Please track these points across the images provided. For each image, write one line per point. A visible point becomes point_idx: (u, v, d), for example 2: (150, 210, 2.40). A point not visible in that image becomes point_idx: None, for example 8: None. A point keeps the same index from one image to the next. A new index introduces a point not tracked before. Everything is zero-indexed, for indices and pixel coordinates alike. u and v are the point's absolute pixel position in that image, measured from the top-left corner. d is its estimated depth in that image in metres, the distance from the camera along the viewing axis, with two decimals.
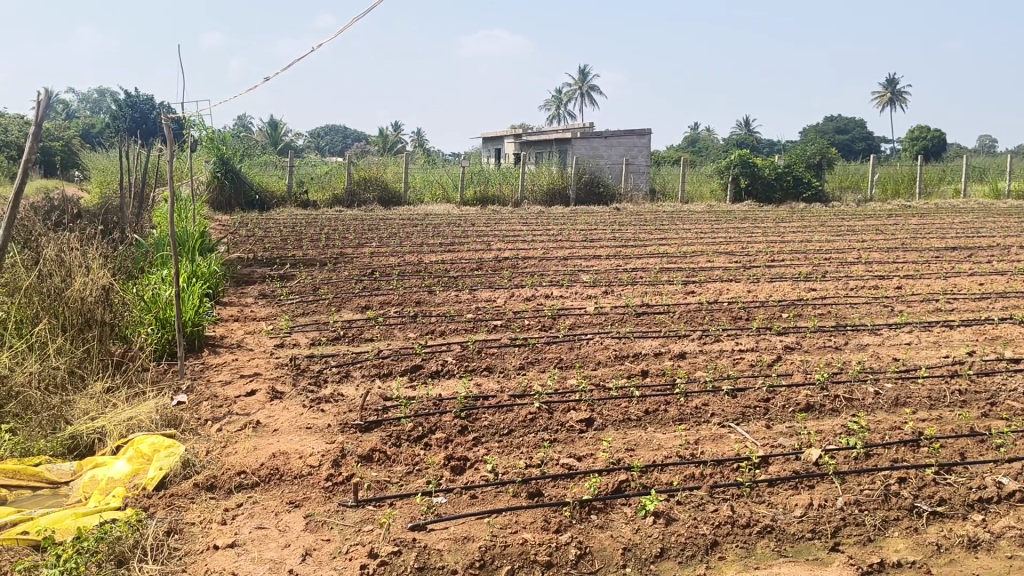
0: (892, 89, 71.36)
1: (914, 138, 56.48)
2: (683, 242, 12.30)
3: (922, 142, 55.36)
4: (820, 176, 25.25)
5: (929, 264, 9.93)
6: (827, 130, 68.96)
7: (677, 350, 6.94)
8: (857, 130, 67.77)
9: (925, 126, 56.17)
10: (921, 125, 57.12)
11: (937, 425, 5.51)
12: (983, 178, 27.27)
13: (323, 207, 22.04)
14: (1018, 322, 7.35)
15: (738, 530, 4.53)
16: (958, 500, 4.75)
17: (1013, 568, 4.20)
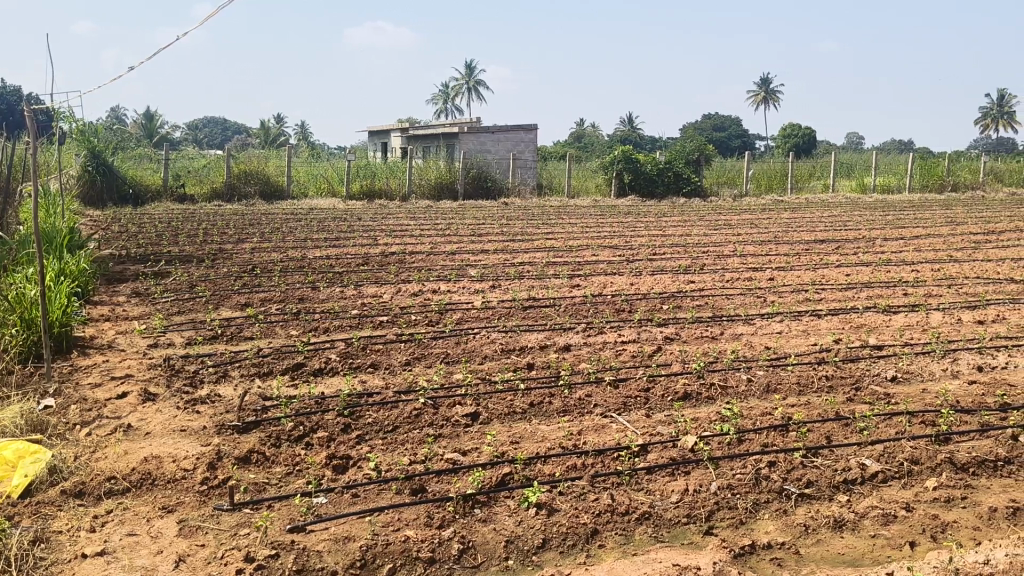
0: (769, 88, 73.99)
1: (787, 135, 58.63)
2: (568, 236, 12.47)
3: (794, 139, 57.58)
4: (699, 172, 26.03)
5: (799, 256, 10.35)
6: (707, 128, 70.99)
7: (562, 342, 7.03)
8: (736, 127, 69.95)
9: (797, 125, 58.39)
10: (794, 124, 59.43)
11: (806, 410, 5.76)
12: (850, 175, 28.57)
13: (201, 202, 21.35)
14: (882, 311, 7.72)
15: (618, 518, 4.66)
16: (824, 482, 4.99)
17: (876, 546, 4.45)
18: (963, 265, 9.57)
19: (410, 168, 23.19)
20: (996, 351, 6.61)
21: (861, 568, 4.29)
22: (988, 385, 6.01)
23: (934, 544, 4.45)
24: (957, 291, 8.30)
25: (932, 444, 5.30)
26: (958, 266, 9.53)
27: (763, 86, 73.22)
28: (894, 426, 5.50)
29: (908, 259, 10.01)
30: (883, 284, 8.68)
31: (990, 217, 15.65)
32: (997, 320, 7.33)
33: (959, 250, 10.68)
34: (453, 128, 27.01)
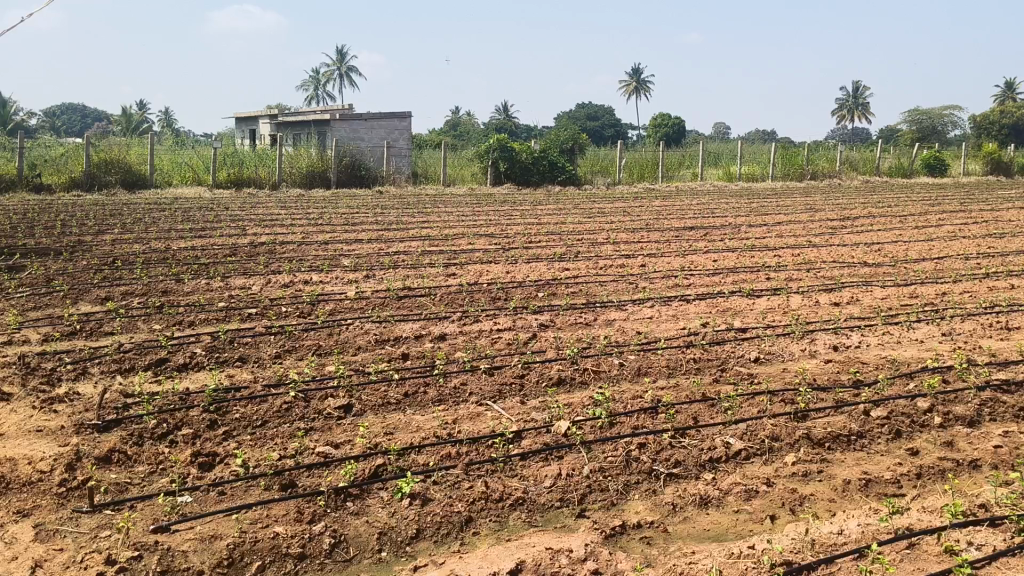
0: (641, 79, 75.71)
1: (657, 125, 60.10)
2: (444, 224, 12.43)
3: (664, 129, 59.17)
4: (573, 160, 26.30)
5: (669, 243, 10.64)
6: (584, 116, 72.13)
7: (437, 332, 7.01)
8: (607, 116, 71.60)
9: (666, 114, 59.87)
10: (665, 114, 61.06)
11: (674, 392, 5.93)
12: (717, 162, 29.48)
13: (58, 191, 20.26)
14: (746, 295, 8.02)
15: (492, 505, 4.69)
16: (691, 461, 5.16)
17: (739, 521, 4.63)
18: (820, 250, 10.03)
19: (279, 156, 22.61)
20: (850, 331, 6.96)
21: (724, 542, 4.45)
22: (842, 363, 6.32)
23: (793, 517, 4.66)
24: (815, 275, 8.70)
25: (791, 421, 5.55)
26: (816, 251, 9.98)
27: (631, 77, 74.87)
28: (757, 405, 5.72)
29: (771, 244, 10.43)
30: (748, 269, 9.01)
31: (845, 204, 16.45)
32: (851, 302, 7.72)
33: (817, 235, 11.19)
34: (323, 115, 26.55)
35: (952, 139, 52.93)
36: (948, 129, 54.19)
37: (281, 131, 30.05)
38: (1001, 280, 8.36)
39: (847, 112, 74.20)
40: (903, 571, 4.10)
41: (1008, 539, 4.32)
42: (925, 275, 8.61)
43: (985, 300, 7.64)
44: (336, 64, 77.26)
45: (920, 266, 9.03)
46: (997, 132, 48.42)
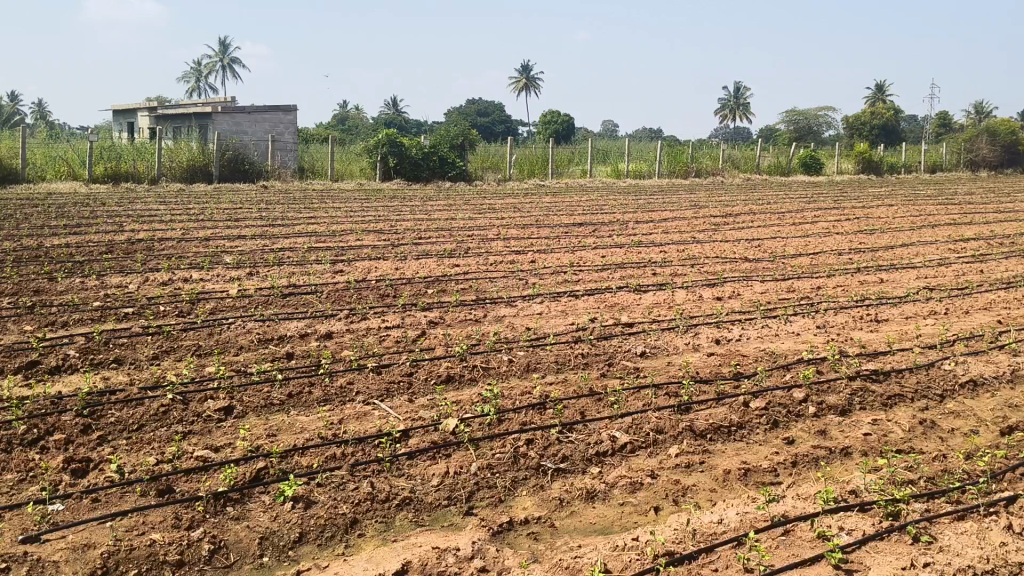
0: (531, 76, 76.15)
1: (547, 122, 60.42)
2: (332, 220, 12.23)
3: (554, 125, 59.75)
4: (463, 156, 26.19)
5: (559, 239, 10.73)
6: (477, 112, 72.16)
7: (323, 330, 6.88)
8: (498, 112, 71.78)
9: (555, 112, 60.23)
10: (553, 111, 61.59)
11: (562, 387, 5.98)
12: (606, 159, 29.92)
13: None
14: (633, 290, 8.16)
15: (378, 505, 4.63)
16: (578, 456, 5.21)
17: (624, 513, 4.70)
18: (704, 246, 10.30)
19: (158, 149, 21.78)
20: (731, 324, 7.17)
21: (609, 535, 4.51)
22: (724, 356, 6.50)
23: (676, 508, 4.76)
24: (698, 270, 8.92)
25: (675, 413, 5.67)
26: (700, 247, 10.24)
27: (522, 73, 75.19)
28: (642, 399, 5.83)
29: (657, 240, 10.65)
30: (635, 265, 9.17)
31: (727, 200, 16.94)
32: (733, 296, 7.95)
33: (700, 231, 11.48)
34: (206, 107, 25.81)
35: (830, 140, 55.23)
36: (825, 129, 56.60)
37: (161, 124, 29.00)
38: (871, 275, 8.76)
39: (730, 112, 76.42)
40: (778, 558, 4.24)
41: (875, 524, 4.53)
42: (801, 270, 8.94)
43: (856, 294, 7.98)
44: (222, 54, 74.86)
45: (796, 261, 9.37)
46: (869, 132, 50.74)
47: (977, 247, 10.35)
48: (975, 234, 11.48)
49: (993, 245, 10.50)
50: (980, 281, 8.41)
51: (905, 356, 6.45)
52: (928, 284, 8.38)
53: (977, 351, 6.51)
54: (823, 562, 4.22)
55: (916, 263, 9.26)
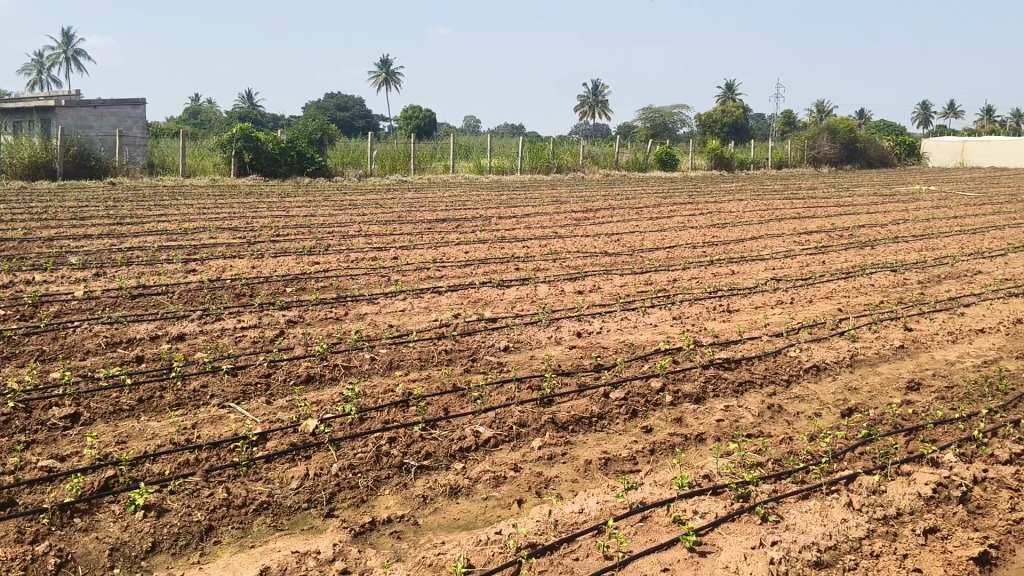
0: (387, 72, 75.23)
1: (407, 118, 59.88)
2: (185, 218, 11.75)
3: (413, 121, 59.24)
4: (323, 152, 25.63)
5: (421, 235, 10.68)
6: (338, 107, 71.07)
7: (175, 332, 6.61)
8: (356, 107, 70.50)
9: (416, 107, 59.89)
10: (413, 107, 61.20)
11: (424, 384, 5.95)
12: (468, 156, 29.92)
13: None
14: (496, 285, 8.20)
15: (235, 511, 4.48)
16: (442, 452, 5.19)
17: (488, 508, 4.71)
18: (566, 241, 10.46)
19: None
20: (592, 318, 7.31)
21: (473, 530, 4.51)
22: (585, 348, 6.62)
23: (539, 500, 4.81)
24: (560, 265, 9.05)
25: (537, 406, 5.73)
26: (561, 242, 10.39)
27: (381, 67, 74.13)
28: (504, 393, 5.87)
29: (519, 236, 10.75)
30: (498, 260, 9.23)
31: (587, 197, 17.26)
32: (594, 290, 8.11)
33: (562, 226, 11.66)
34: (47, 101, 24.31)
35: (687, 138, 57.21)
36: (679, 126, 58.60)
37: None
38: (723, 267, 9.11)
39: (588, 108, 77.83)
40: (636, 544, 4.35)
41: (727, 506, 4.71)
42: (658, 263, 9.21)
43: (709, 286, 8.29)
44: (67, 45, 70.65)
45: (653, 255, 9.64)
46: (719, 131, 52.80)
47: (819, 239, 10.92)
48: (817, 227, 12.12)
49: (834, 238, 11.11)
50: (822, 272, 8.88)
51: (755, 344, 6.74)
52: (776, 275, 8.79)
53: (819, 338, 6.87)
54: (678, 545, 4.35)
55: (764, 256, 9.70)
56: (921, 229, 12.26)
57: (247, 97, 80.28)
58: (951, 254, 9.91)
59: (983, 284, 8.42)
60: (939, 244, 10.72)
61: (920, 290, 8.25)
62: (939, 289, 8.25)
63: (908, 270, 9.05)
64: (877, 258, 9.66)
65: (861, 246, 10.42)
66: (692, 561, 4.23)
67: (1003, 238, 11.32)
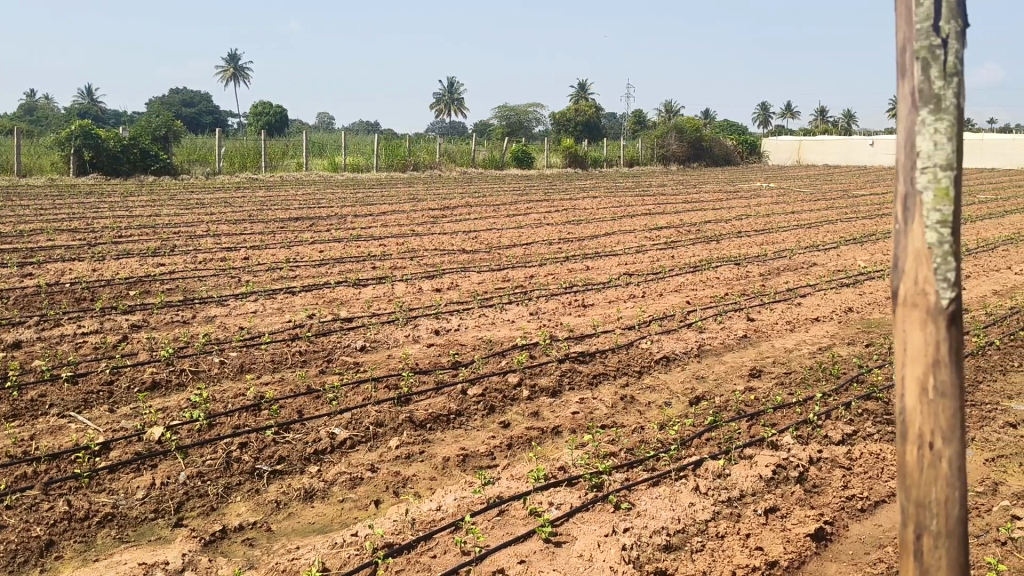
0: (236, 68, 72.87)
1: (258, 113, 58.33)
2: (17, 220, 11.05)
3: (265, 117, 57.61)
4: (167, 149, 24.64)
5: (274, 234, 10.43)
6: (192, 103, 68.37)
7: (9, 339, 6.22)
8: (205, 103, 68.06)
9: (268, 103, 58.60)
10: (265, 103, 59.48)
11: (278, 387, 5.82)
12: (321, 154, 29.39)
13: None
14: (352, 284, 8.10)
15: (77, 524, 4.26)
16: (295, 456, 5.08)
17: (344, 510, 4.64)
18: (423, 239, 10.44)
19: None
20: (449, 315, 7.33)
21: (328, 533, 4.43)
22: (442, 346, 6.63)
23: (396, 499, 4.78)
24: (417, 263, 9.03)
25: (394, 406, 5.69)
26: (419, 240, 10.37)
27: (227, 62, 71.66)
28: (361, 394, 5.80)
29: (375, 234, 10.65)
30: (353, 259, 9.11)
31: (444, 194, 17.28)
32: (451, 287, 8.14)
33: (419, 225, 11.62)
34: None
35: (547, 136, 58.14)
36: (533, 124, 59.44)
37: None
38: (578, 263, 9.31)
39: (442, 106, 77.79)
40: (491, 538, 4.38)
41: (581, 496, 4.81)
42: (514, 260, 9.32)
43: (564, 281, 8.45)
44: None
45: (510, 252, 9.75)
46: (574, 128, 53.91)
47: (669, 235, 11.33)
48: (667, 223, 12.55)
49: (682, 233, 11.54)
50: (671, 266, 9.21)
51: (607, 337, 6.92)
52: (628, 270, 9.06)
53: (669, 330, 7.12)
54: (534, 537, 4.42)
55: (616, 251, 9.97)
56: (762, 224, 12.89)
57: (91, 94, 76.22)
58: (789, 248, 10.46)
59: (818, 276, 8.94)
60: (778, 238, 11.31)
61: (762, 282, 8.68)
62: (779, 281, 8.71)
63: (750, 263, 9.50)
64: (722, 252, 10.10)
65: (707, 241, 10.86)
66: (547, 552, 4.30)
67: (835, 232, 12.04)
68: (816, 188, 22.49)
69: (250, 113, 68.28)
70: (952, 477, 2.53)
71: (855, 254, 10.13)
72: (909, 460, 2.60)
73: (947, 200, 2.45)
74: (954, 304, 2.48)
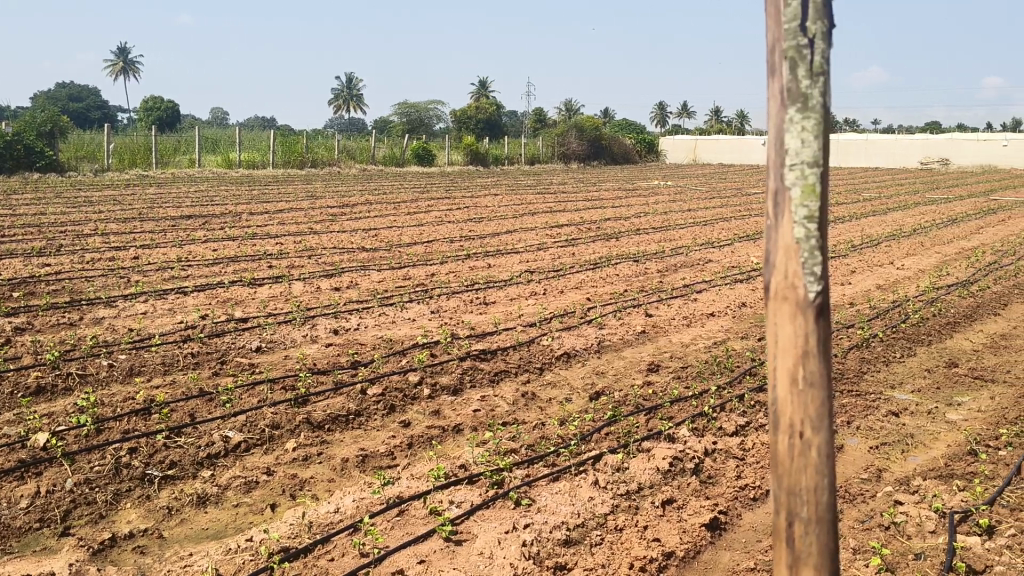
0: (128, 61, 70.19)
1: (150, 108, 56.34)
2: None
3: (157, 112, 55.58)
4: (51, 145, 23.50)
5: (166, 233, 10.09)
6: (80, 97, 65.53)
7: None
8: (94, 98, 65.34)
9: (157, 98, 56.54)
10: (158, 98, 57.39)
11: (170, 390, 5.63)
12: (215, 151, 28.55)
13: None
14: (247, 284, 7.91)
15: None
16: (188, 460, 4.92)
17: (240, 514, 4.52)
18: (321, 237, 10.27)
19: None
20: (348, 314, 7.22)
21: (223, 538, 4.30)
22: (341, 346, 6.53)
23: (293, 502, 4.67)
24: (316, 261, 8.87)
25: (291, 407, 5.58)
26: (317, 238, 10.19)
27: (117, 54, 68.87)
28: (256, 395, 5.66)
29: (272, 232, 10.42)
30: (249, 258, 8.89)
31: (344, 191, 17.02)
32: (350, 286, 8.03)
33: (317, 222, 11.42)
34: None
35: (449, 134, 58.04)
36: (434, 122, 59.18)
37: None
38: (479, 261, 9.31)
39: (342, 102, 76.62)
40: (391, 539, 4.33)
41: (482, 493, 4.80)
42: (415, 258, 9.25)
43: (466, 279, 8.44)
44: None
45: (410, 250, 9.68)
46: (475, 126, 53.95)
47: (569, 232, 11.43)
48: (567, 221, 12.67)
49: (582, 230, 11.66)
50: (571, 263, 9.30)
51: (509, 335, 6.94)
52: (529, 267, 9.10)
53: (569, 326, 7.19)
54: (434, 537, 4.39)
55: (517, 249, 10.01)
56: (660, 222, 13.14)
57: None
58: (686, 245, 10.69)
59: (713, 272, 9.16)
60: (675, 236, 11.55)
61: (659, 279, 8.85)
62: (676, 278, 8.89)
63: (648, 260, 9.67)
64: (621, 249, 10.25)
65: (606, 238, 11.01)
66: (448, 551, 4.27)
67: (729, 229, 12.38)
68: (711, 186, 23.07)
69: (144, 108, 65.88)
70: (821, 464, 2.63)
71: (748, 251, 10.43)
72: (781, 449, 2.68)
73: (814, 196, 2.53)
74: (822, 296, 2.58)
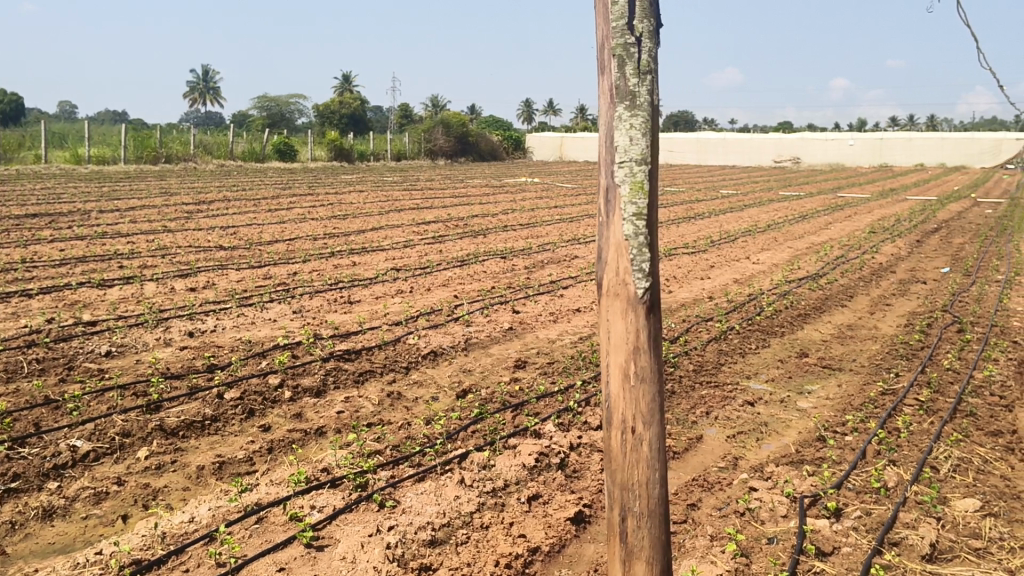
0: None
1: None
2: None
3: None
4: None
5: (5, 232, 9.45)
6: None
7: None
8: None
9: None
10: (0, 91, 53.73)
11: (11, 399, 5.27)
12: (63, 145, 26.99)
13: None
14: (96, 285, 7.49)
15: None
16: (32, 472, 4.61)
17: (88, 527, 4.25)
18: (177, 235, 9.84)
19: None
20: (205, 316, 6.94)
21: (70, 552, 4.03)
22: (197, 349, 6.27)
23: (145, 512, 4.43)
24: (170, 261, 8.50)
25: (143, 414, 5.30)
26: (172, 236, 9.77)
27: None
28: (106, 403, 5.36)
29: (123, 231, 9.92)
30: (98, 258, 8.43)
31: (201, 188, 16.40)
32: (207, 286, 7.72)
33: (172, 221, 10.94)
34: None
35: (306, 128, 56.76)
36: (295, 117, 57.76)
37: None
38: (343, 259, 9.12)
39: (197, 95, 73.63)
40: (249, 547, 4.16)
41: (345, 497, 4.68)
42: (276, 257, 8.99)
43: (330, 278, 8.25)
44: None
45: (271, 248, 9.40)
46: (337, 121, 53.03)
47: (436, 229, 11.37)
48: (434, 217, 12.60)
49: (449, 227, 11.62)
50: (438, 261, 9.24)
51: (374, 334, 6.83)
52: (395, 265, 8.99)
53: (436, 324, 7.13)
54: (295, 543, 4.24)
55: (384, 246, 9.88)
56: (527, 218, 13.24)
57: None
58: (552, 241, 10.80)
59: (578, 268, 9.29)
60: (542, 232, 11.65)
61: (526, 275, 8.90)
62: (543, 274, 8.96)
63: (515, 257, 9.72)
64: (488, 246, 10.26)
65: (474, 235, 11.01)
66: (309, 557, 4.14)
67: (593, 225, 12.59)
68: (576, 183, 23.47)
69: None
70: (652, 458, 2.75)
71: None
72: (615, 445, 2.78)
73: (641, 194, 2.61)
74: (650, 292, 2.67)
